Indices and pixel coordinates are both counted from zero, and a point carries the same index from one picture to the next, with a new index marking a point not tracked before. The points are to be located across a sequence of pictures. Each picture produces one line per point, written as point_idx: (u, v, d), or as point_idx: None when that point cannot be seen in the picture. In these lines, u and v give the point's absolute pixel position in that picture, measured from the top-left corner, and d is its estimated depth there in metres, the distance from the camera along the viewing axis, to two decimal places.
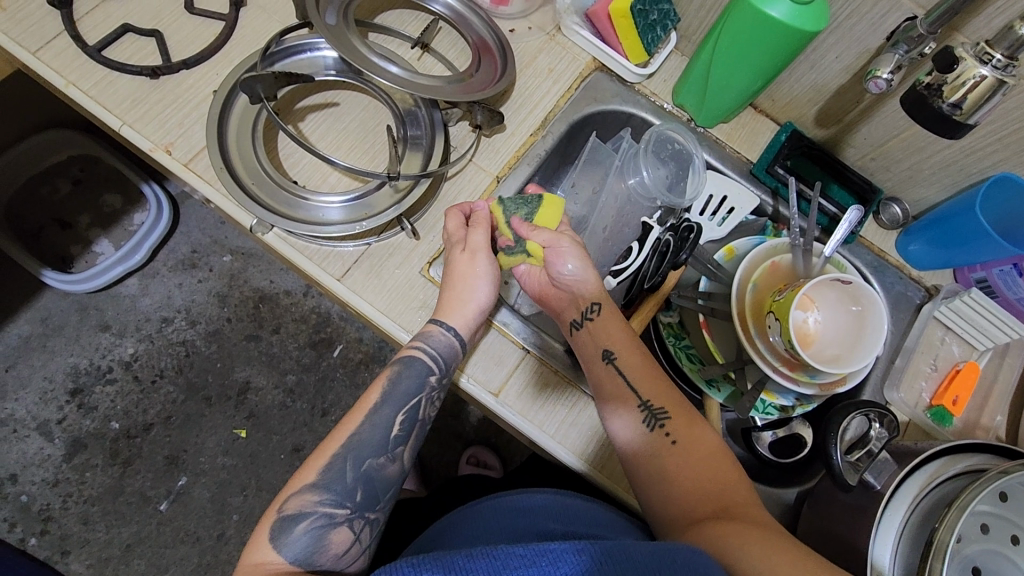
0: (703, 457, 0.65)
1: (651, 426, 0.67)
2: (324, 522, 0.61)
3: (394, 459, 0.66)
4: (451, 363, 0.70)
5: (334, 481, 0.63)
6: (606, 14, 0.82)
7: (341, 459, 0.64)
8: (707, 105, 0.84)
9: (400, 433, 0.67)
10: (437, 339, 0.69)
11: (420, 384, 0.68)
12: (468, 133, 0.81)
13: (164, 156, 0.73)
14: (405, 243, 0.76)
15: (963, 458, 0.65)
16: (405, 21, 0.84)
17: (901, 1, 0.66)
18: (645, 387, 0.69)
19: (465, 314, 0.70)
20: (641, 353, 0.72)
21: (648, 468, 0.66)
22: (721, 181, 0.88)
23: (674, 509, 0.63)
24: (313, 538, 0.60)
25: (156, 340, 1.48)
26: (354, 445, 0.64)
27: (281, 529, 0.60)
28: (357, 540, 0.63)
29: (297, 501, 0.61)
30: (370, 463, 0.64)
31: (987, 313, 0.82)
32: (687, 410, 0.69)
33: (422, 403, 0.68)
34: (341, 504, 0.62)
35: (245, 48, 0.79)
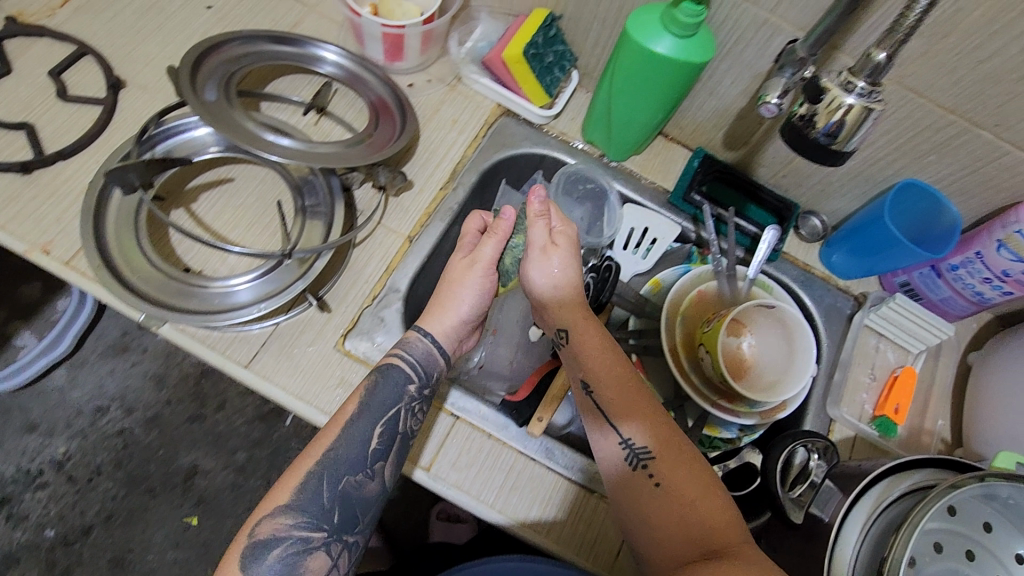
0: (691, 498, 0.57)
1: (633, 467, 0.60)
2: (298, 547, 0.57)
3: (373, 476, 0.61)
4: (432, 371, 0.66)
5: (309, 502, 0.58)
6: (501, 61, 0.81)
7: (316, 479, 0.59)
8: (614, 141, 0.83)
9: (380, 447, 0.62)
10: (416, 348, 0.66)
11: (398, 394, 0.64)
12: (374, 195, 0.78)
13: (41, 257, 0.67)
14: (317, 317, 0.71)
15: (908, 476, 0.62)
16: (297, 87, 0.82)
17: (780, 25, 0.67)
18: (627, 421, 0.62)
19: (445, 322, 0.69)
20: (621, 378, 0.64)
21: (631, 511, 0.59)
22: (641, 214, 0.87)
23: (662, 556, 0.56)
24: (287, 566, 0.57)
25: (89, 435, 1.38)
26: (330, 463, 0.60)
27: (252, 556, 0.57)
28: (335, 566, 0.59)
29: (269, 525, 0.58)
30: (348, 481, 0.60)
31: (914, 317, 0.83)
32: (674, 441, 0.61)
33: (401, 414, 0.64)
34: (317, 526, 0.58)
35: (127, 132, 0.75)
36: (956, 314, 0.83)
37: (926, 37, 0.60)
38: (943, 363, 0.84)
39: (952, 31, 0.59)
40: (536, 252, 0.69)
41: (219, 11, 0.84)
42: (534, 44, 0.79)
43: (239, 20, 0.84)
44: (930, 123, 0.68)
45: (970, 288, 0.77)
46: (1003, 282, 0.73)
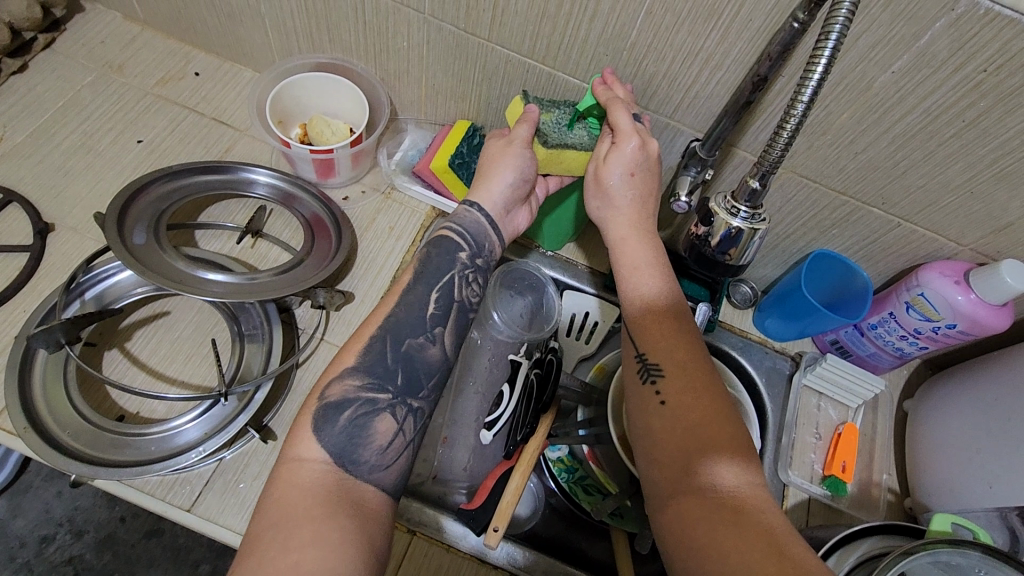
0: (694, 420, 0.56)
1: (643, 381, 0.61)
2: (367, 408, 0.59)
3: (434, 340, 0.65)
4: (482, 242, 0.70)
5: (375, 364, 0.61)
6: (429, 171, 0.84)
7: (380, 342, 0.63)
8: (546, 233, 0.88)
9: (437, 313, 0.66)
10: (466, 218, 0.70)
11: (451, 261, 0.68)
12: (314, 312, 0.78)
13: None
14: (260, 449, 0.70)
15: (854, 549, 0.64)
16: (233, 212, 0.83)
17: (680, 128, 0.73)
18: (649, 342, 0.63)
19: (491, 192, 0.71)
20: (652, 297, 0.65)
21: (636, 426, 0.60)
22: (580, 299, 0.90)
23: (649, 470, 0.57)
24: (356, 427, 0.58)
25: (35, 567, 1.29)
26: (393, 326, 0.63)
27: (324, 419, 0.58)
28: (401, 431, 0.60)
29: (339, 388, 0.59)
30: (410, 343, 0.63)
31: (848, 373, 0.87)
32: (690, 368, 0.60)
33: (455, 282, 0.68)
34: (383, 389, 0.61)
35: (56, 277, 0.74)
36: (886, 367, 0.87)
37: (810, 133, 0.67)
38: (882, 415, 0.87)
39: (828, 130, 0.66)
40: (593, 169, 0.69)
41: (150, 144, 0.86)
42: (459, 155, 0.82)
43: (170, 151, 0.86)
44: (828, 203, 0.75)
45: (891, 344, 0.81)
46: (917, 338, 0.78)
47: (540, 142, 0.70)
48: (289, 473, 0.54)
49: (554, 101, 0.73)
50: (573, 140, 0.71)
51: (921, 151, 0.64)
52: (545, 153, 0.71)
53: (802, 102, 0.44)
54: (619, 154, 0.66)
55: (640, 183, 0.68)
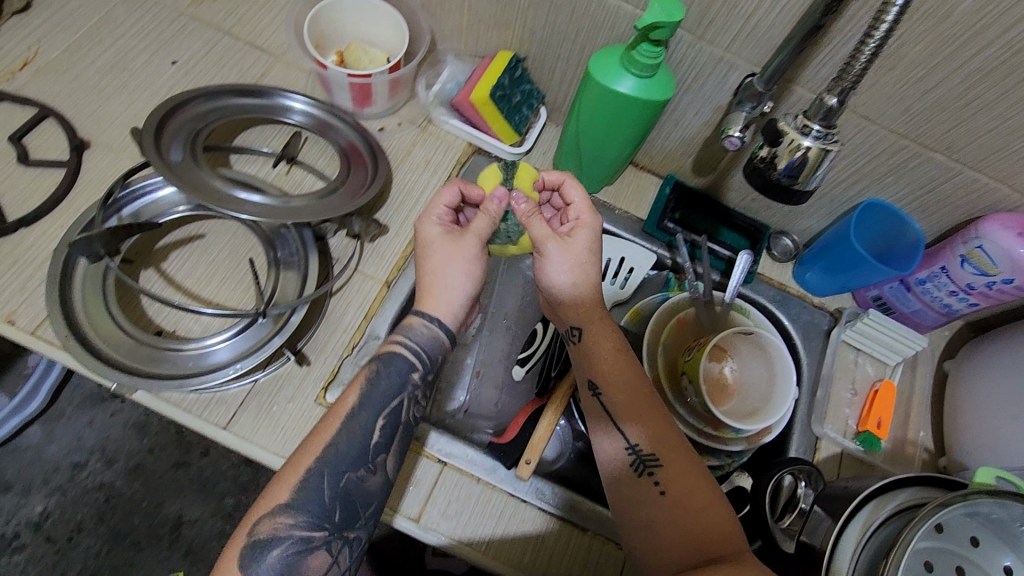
0: (696, 505, 0.60)
1: (638, 473, 0.63)
2: (299, 547, 0.55)
3: (375, 470, 0.60)
4: (437, 358, 0.65)
5: (309, 501, 0.56)
6: (469, 103, 0.81)
7: (316, 475, 0.57)
8: (586, 174, 0.85)
9: (382, 439, 0.61)
10: (420, 334, 0.65)
11: (401, 383, 0.63)
12: (348, 242, 0.77)
13: (6, 329, 0.66)
14: (295, 372, 0.70)
15: (891, 499, 0.62)
16: (268, 137, 0.82)
17: (736, 61, 0.69)
18: (636, 428, 0.65)
19: (448, 304, 0.66)
20: (629, 383, 0.67)
21: (635, 513, 0.62)
22: (617, 244, 0.88)
23: (656, 558, 0.59)
24: (288, 565, 0.54)
25: (68, 491, 1.34)
26: (331, 457, 0.58)
27: (252, 558, 0.54)
28: (336, 563, 0.57)
29: (268, 525, 0.55)
30: (349, 478, 0.58)
31: (888, 330, 0.84)
32: (679, 451, 0.63)
33: (404, 404, 0.63)
34: (318, 526, 0.56)
35: (92, 194, 0.73)
36: (929, 325, 0.84)
37: (876, 68, 0.62)
38: (921, 374, 0.85)
39: (897, 64, 0.61)
40: (552, 246, 0.67)
41: (184, 66, 0.84)
42: (500, 86, 0.80)
43: (204, 74, 0.84)
44: (886, 148, 0.71)
45: (939, 300, 0.78)
46: (968, 294, 0.75)
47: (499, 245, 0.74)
48: None
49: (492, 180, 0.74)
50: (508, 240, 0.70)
51: (996, 90, 0.60)
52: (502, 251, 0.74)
53: (892, 12, 0.40)
54: (559, 250, 0.67)
55: (586, 270, 0.69)
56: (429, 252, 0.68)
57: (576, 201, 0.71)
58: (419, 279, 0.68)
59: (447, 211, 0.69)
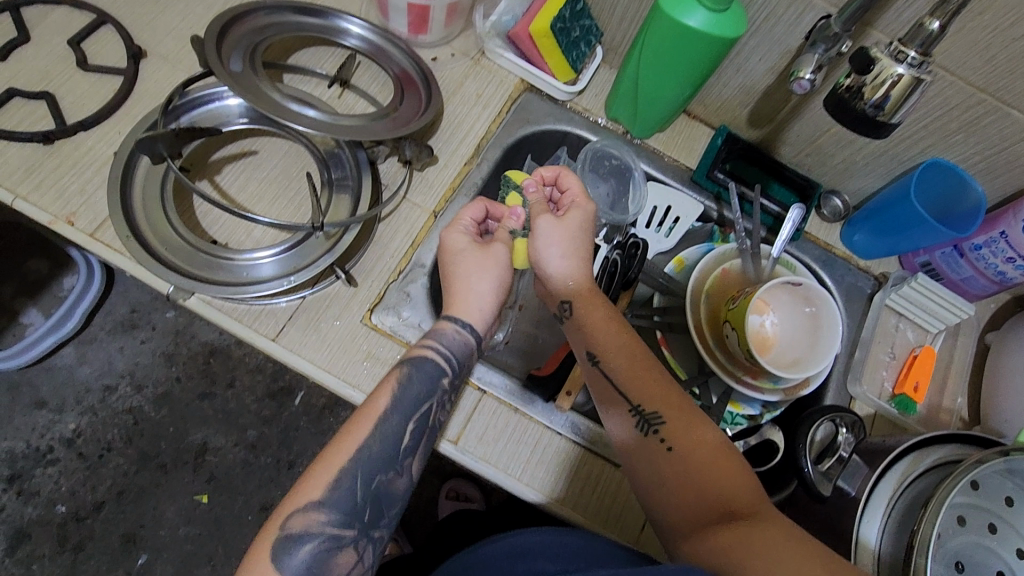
0: (705, 461, 0.58)
1: (644, 433, 0.61)
2: (331, 543, 0.52)
3: (402, 473, 0.57)
4: (465, 363, 0.63)
5: (340, 499, 0.54)
6: (527, 35, 0.80)
7: (348, 476, 0.55)
8: (641, 118, 0.84)
9: (410, 443, 0.58)
10: (452, 339, 0.62)
11: (432, 386, 0.60)
12: (399, 169, 0.77)
13: (66, 229, 0.67)
14: (343, 292, 0.71)
15: (932, 452, 0.62)
16: (321, 59, 0.81)
17: (814, 1, 0.66)
18: (636, 392, 0.62)
19: (479, 306, 0.64)
20: (625, 347, 0.65)
21: (647, 475, 0.60)
22: (663, 192, 0.87)
23: (670, 512, 0.57)
24: (317, 558, 0.52)
25: (100, 411, 1.38)
26: (361, 455, 0.55)
27: (283, 550, 0.52)
28: (361, 560, 0.54)
29: (301, 520, 0.52)
30: (380, 479, 0.56)
31: (935, 296, 0.83)
32: (683, 413, 0.61)
33: (433, 408, 0.60)
34: (348, 524, 0.54)
35: (148, 103, 0.74)
36: (976, 293, 0.83)
37: (965, 12, 0.60)
38: (963, 342, 0.84)
39: (988, 8, 0.59)
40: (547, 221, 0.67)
41: None
42: (561, 18, 0.78)
43: None
44: (960, 102, 0.68)
45: (993, 267, 0.77)
46: None
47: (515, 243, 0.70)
48: None
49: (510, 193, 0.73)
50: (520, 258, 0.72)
51: None
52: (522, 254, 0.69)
53: None
54: (552, 228, 0.67)
55: (581, 249, 0.68)
56: (456, 261, 0.66)
57: (572, 189, 0.71)
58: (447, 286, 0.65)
59: (473, 224, 0.69)
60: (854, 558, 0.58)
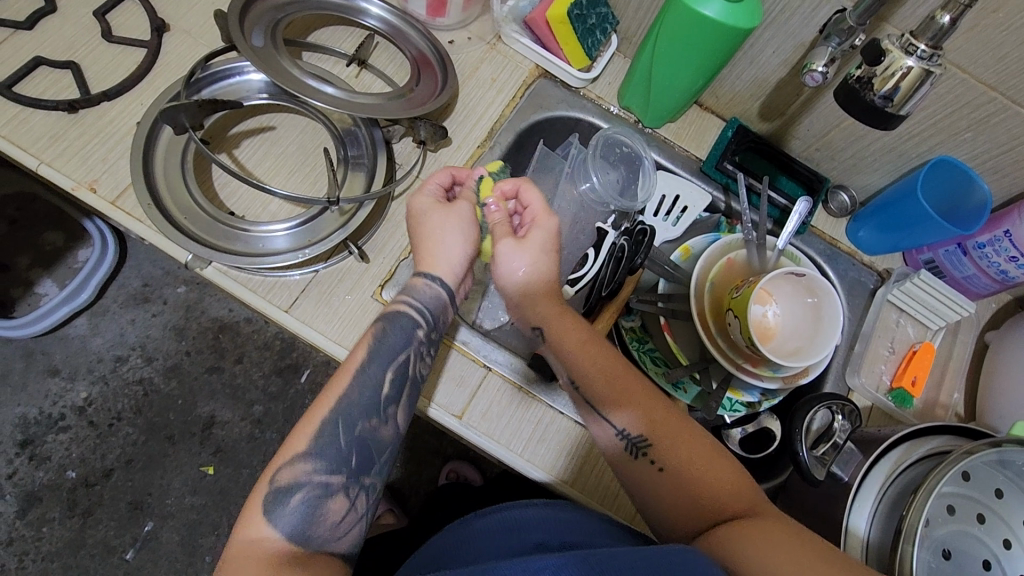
0: (696, 470, 0.60)
1: (634, 455, 0.63)
2: (320, 491, 0.55)
3: (386, 421, 0.60)
4: (440, 316, 0.66)
5: (327, 447, 0.57)
6: (544, 21, 0.82)
7: (331, 425, 0.58)
8: (652, 107, 0.85)
9: (391, 392, 0.61)
10: (425, 292, 0.66)
11: (407, 338, 0.63)
12: (413, 149, 0.79)
13: (89, 195, 0.69)
14: (356, 266, 0.73)
15: (926, 442, 0.64)
16: (340, 39, 0.82)
17: None
18: (622, 412, 0.65)
19: (448, 262, 0.68)
20: (601, 371, 0.66)
21: (643, 492, 0.62)
22: (672, 181, 0.88)
23: (674, 521, 0.60)
24: (310, 508, 0.55)
25: (110, 381, 1.41)
26: (345, 409, 0.59)
27: (275, 502, 0.55)
28: (354, 508, 0.57)
29: (290, 472, 0.55)
30: (363, 427, 0.59)
31: (936, 293, 0.84)
32: (667, 427, 0.63)
33: (411, 359, 0.63)
34: (335, 471, 0.56)
35: (171, 76, 0.75)
36: (978, 292, 0.84)
37: (977, 9, 0.60)
38: (962, 340, 0.85)
39: (1002, 7, 0.59)
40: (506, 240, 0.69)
41: None
42: (578, 5, 0.79)
43: None
44: (970, 100, 0.69)
45: (995, 266, 0.78)
46: None
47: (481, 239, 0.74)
48: (239, 556, 0.52)
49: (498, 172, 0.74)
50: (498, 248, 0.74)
51: None
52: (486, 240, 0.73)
53: None
54: (511, 247, 0.69)
55: (546, 257, 0.70)
56: (423, 222, 0.69)
57: (532, 204, 0.71)
58: (415, 241, 0.69)
59: (439, 188, 0.70)
60: (844, 544, 0.60)
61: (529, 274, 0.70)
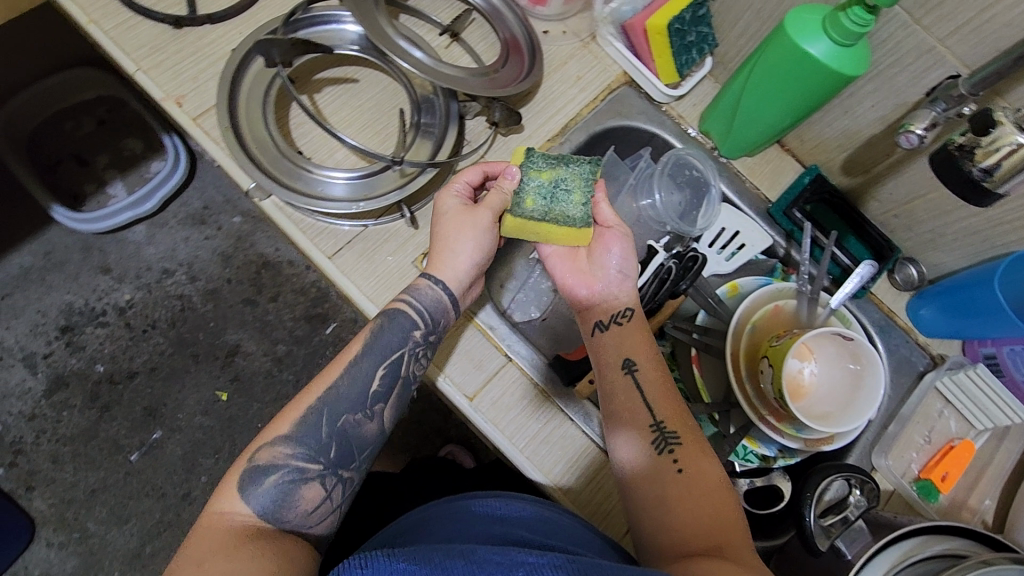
0: (708, 490, 0.61)
1: (659, 449, 0.64)
2: (294, 476, 0.59)
3: (371, 417, 0.64)
4: (438, 319, 0.68)
5: (307, 435, 0.61)
6: (642, 29, 0.80)
7: (316, 413, 0.62)
8: (733, 137, 0.83)
9: (380, 389, 0.65)
10: (427, 295, 0.67)
11: (403, 338, 0.66)
12: (484, 129, 0.79)
13: (174, 108, 0.72)
14: (404, 230, 0.74)
15: (943, 541, 0.60)
16: (438, 8, 0.83)
17: (945, 57, 0.64)
18: (665, 410, 0.66)
19: (455, 268, 0.68)
20: (663, 370, 0.69)
21: (644, 495, 0.63)
22: (736, 216, 0.85)
23: (663, 535, 0.59)
24: (283, 492, 0.58)
25: (153, 290, 1.48)
26: (331, 399, 0.63)
27: (250, 481, 0.58)
28: (328, 497, 0.60)
29: (269, 453, 0.59)
30: (347, 419, 0.62)
31: (990, 392, 0.79)
32: (700, 440, 0.65)
33: (404, 357, 0.66)
34: (313, 459, 0.60)
35: (272, 11, 0.77)
36: None
37: None
38: (1007, 449, 0.78)
39: None
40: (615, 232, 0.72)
41: None
42: (681, 19, 0.78)
43: None
44: None
45: None
46: None
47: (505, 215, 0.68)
48: (212, 525, 0.55)
49: (561, 158, 0.70)
50: (560, 211, 0.68)
51: None
52: (512, 220, 0.68)
53: None
54: (618, 240, 0.72)
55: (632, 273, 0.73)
56: (440, 220, 0.69)
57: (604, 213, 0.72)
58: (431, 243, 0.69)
59: (467, 187, 0.71)
60: None
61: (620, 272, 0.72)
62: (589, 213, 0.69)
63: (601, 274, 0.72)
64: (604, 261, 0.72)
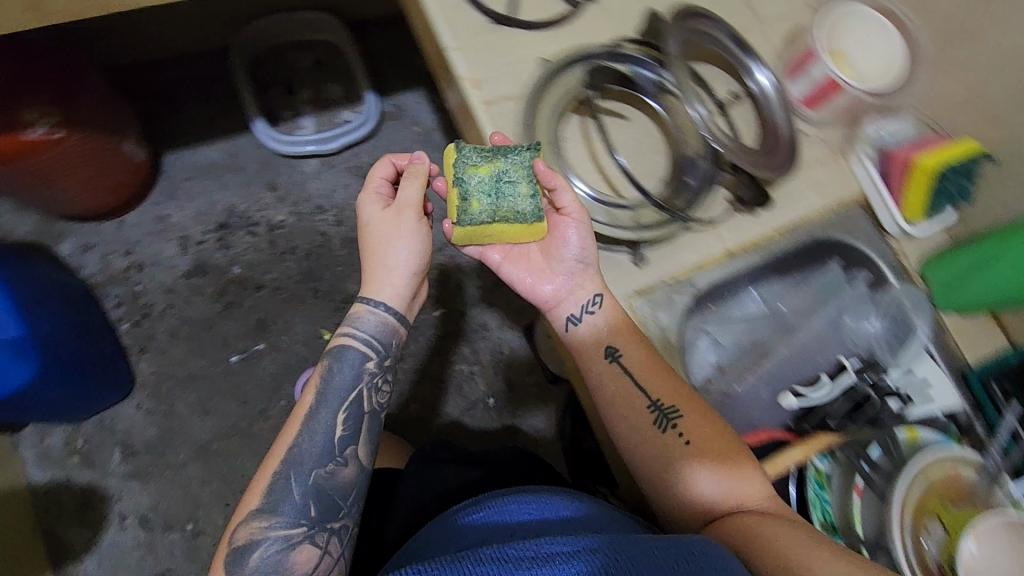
0: (721, 458, 0.70)
1: (665, 428, 0.71)
2: (281, 545, 0.66)
3: (345, 462, 0.72)
4: (386, 342, 0.78)
5: (279, 505, 0.68)
6: (906, 164, 0.82)
7: (284, 479, 0.69)
8: (961, 291, 0.83)
9: (346, 433, 0.73)
10: (366, 323, 0.77)
11: (355, 376, 0.75)
12: (723, 202, 0.83)
13: (471, 89, 0.80)
14: (626, 264, 0.80)
15: None
16: (714, 79, 0.88)
17: None
18: (659, 390, 0.72)
19: (392, 289, 0.78)
20: (644, 346, 0.74)
21: (665, 468, 0.70)
22: (932, 369, 0.82)
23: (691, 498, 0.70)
24: (274, 561, 0.66)
25: (303, 220, 1.60)
26: (294, 460, 0.70)
27: (236, 562, 0.66)
28: (327, 551, 0.68)
29: (246, 530, 0.67)
30: (319, 475, 0.70)
31: None
32: (694, 402, 0.72)
33: (363, 393, 0.75)
34: (296, 523, 0.68)
35: (574, 37, 0.84)
36: None
37: None
38: None
39: None
40: (573, 224, 0.77)
41: None
42: (952, 170, 0.80)
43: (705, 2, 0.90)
44: None
45: None
46: None
47: (457, 222, 0.75)
48: None
49: (497, 150, 0.76)
50: (508, 207, 0.76)
51: None
52: (463, 228, 0.76)
53: None
54: (578, 227, 0.77)
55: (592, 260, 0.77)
56: (371, 226, 0.78)
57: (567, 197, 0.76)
58: (366, 261, 0.78)
59: (385, 184, 0.80)
60: None
61: (580, 262, 0.77)
62: (536, 205, 0.76)
63: (562, 266, 0.78)
64: (560, 249, 0.77)
